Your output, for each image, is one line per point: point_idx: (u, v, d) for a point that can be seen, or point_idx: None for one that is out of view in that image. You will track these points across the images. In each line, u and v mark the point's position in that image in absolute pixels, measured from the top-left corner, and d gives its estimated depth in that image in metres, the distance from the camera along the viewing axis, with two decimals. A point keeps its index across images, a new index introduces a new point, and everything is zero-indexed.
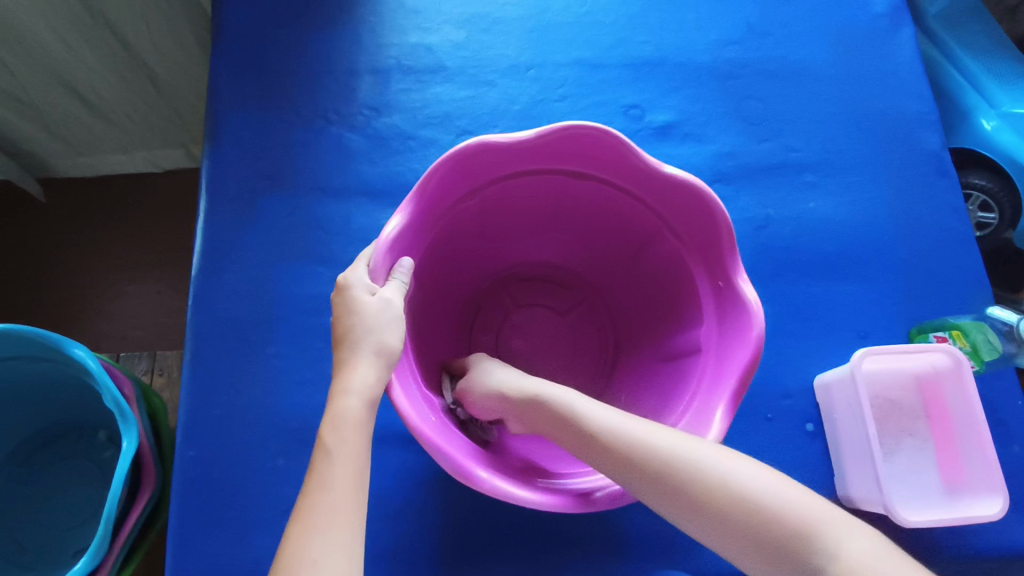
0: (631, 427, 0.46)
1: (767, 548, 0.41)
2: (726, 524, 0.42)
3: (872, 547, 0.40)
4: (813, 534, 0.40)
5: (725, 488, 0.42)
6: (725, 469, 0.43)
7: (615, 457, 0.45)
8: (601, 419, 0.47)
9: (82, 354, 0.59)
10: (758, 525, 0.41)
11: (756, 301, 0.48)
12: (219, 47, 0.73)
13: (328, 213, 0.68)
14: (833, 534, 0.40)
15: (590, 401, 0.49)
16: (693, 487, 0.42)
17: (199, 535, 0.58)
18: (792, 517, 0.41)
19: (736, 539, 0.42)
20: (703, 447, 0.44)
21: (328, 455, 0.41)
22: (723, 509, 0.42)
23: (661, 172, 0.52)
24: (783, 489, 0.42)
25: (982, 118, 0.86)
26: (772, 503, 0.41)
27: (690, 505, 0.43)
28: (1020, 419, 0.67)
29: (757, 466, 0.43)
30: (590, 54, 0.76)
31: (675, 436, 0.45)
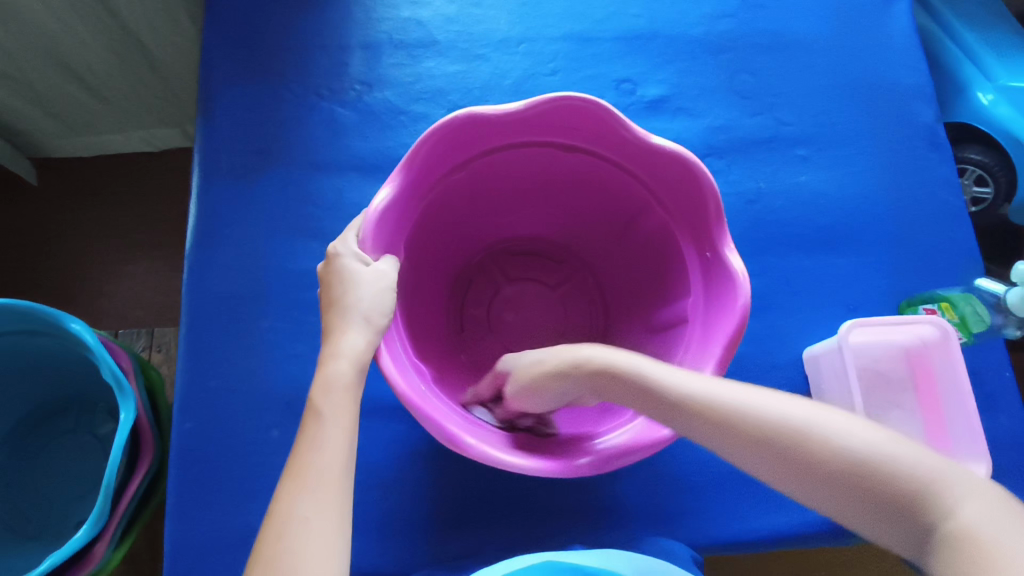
0: (727, 391, 0.40)
1: (873, 507, 0.37)
2: (829, 485, 0.37)
3: (991, 503, 0.35)
4: (930, 494, 0.36)
5: (831, 450, 0.37)
6: (833, 429, 0.38)
7: (707, 422, 0.40)
8: (692, 386, 0.41)
9: (78, 328, 0.60)
10: (869, 486, 0.37)
11: (742, 271, 0.49)
12: (210, 22, 0.73)
13: (320, 188, 0.68)
14: (949, 490, 0.36)
15: (670, 367, 0.43)
16: (794, 450, 0.38)
17: (196, 504, 0.59)
18: (908, 475, 0.36)
19: (837, 500, 0.37)
20: (807, 406, 0.39)
21: (319, 416, 0.42)
22: (821, 468, 0.37)
23: (649, 143, 0.52)
24: (899, 446, 0.37)
25: (979, 92, 0.85)
26: (888, 463, 0.36)
27: (801, 469, 0.38)
28: (1008, 391, 0.67)
29: (858, 421, 0.39)
30: (583, 27, 0.76)
31: (770, 395, 0.40)
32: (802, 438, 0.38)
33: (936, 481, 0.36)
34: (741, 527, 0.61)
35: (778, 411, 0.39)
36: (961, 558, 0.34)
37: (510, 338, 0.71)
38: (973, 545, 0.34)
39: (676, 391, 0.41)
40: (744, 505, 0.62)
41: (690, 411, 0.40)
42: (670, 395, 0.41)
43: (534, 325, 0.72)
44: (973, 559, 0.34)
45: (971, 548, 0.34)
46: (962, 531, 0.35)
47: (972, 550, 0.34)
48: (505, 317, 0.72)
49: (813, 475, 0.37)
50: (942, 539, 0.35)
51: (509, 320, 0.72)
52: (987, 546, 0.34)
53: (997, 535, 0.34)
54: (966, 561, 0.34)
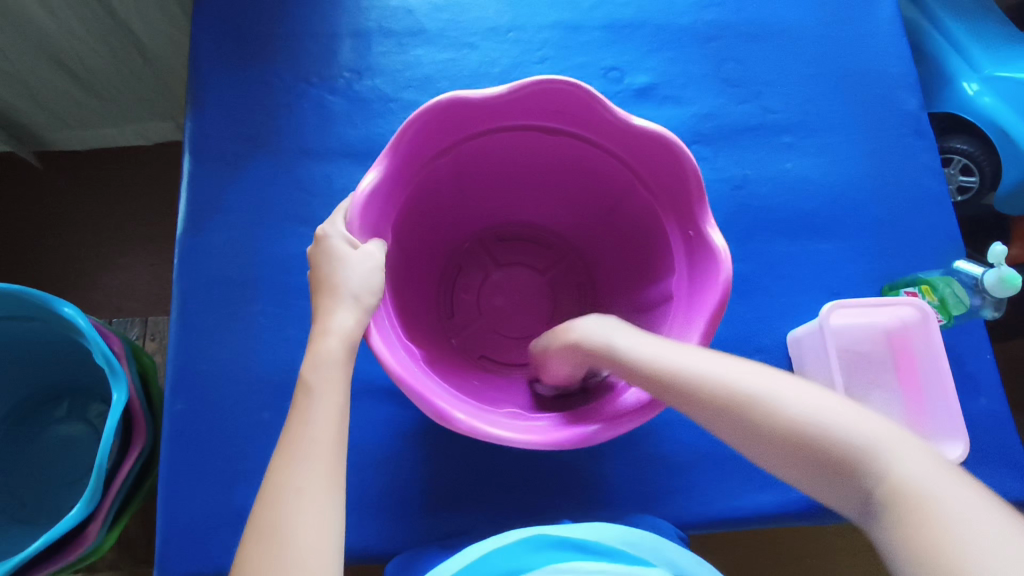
0: (684, 358, 0.44)
1: (816, 467, 0.40)
2: (775, 446, 0.40)
3: (931, 469, 0.37)
4: (867, 459, 0.38)
5: (778, 414, 0.40)
6: (779, 396, 0.41)
7: (664, 385, 0.44)
8: (652, 351, 0.45)
9: (71, 312, 0.60)
10: (809, 448, 0.40)
11: (724, 247, 0.49)
12: (201, 11, 0.73)
13: (310, 174, 0.69)
14: (885, 456, 0.38)
15: (640, 336, 0.47)
16: (742, 413, 0.41)
17: (188, 485, 0.60)
18: (850, 440, 0.39)
19: (785, 460, 0.40)
20: (760, 373, 0.42)
21: (310, 391, 0.43)
22: (765, 427, 0.41)
23: (632, 125, 0.53)
24: (848, 415, 0.40)
25: (964, 82, 0.86)
26: (830, 429, 0.39)
27: (746, 428, 0.41)
28: (988, 373, 0.68)
29: (809, 390, 0.41)
30: (570, 16, 0.76)
31: (724, 362, 0.43)
32: (755, 403, 0.41)
33: (877, 446, 0.38)
34: (725, 506, 0.62)
35: (734, 379, 0.42)
36: (895, 519, 0.37)
37: (499, 322, 0.72)
38: (904, 506, 0.36)
39: (641, 358, 0.45)
40: (728, 484, 0.63)
41: (647, 378, 0.44)
42: (634, 363, 0.45)
43: (522, 309, 0.73)
44: (902, 519, 0.36)
45: (903, 507, 0.36)
46: (892, 493, 0.37)
47: (903, 510, 0.36)
48: (494, 301, 0.74)
49: (761, 438, 0.41)
50: (874, 500, 0.38)
51: (498, 303, 0.74)
52: (915, 507, 0.36)
53: (927, 498, 0.36)
54: (897, 521, 0.36)
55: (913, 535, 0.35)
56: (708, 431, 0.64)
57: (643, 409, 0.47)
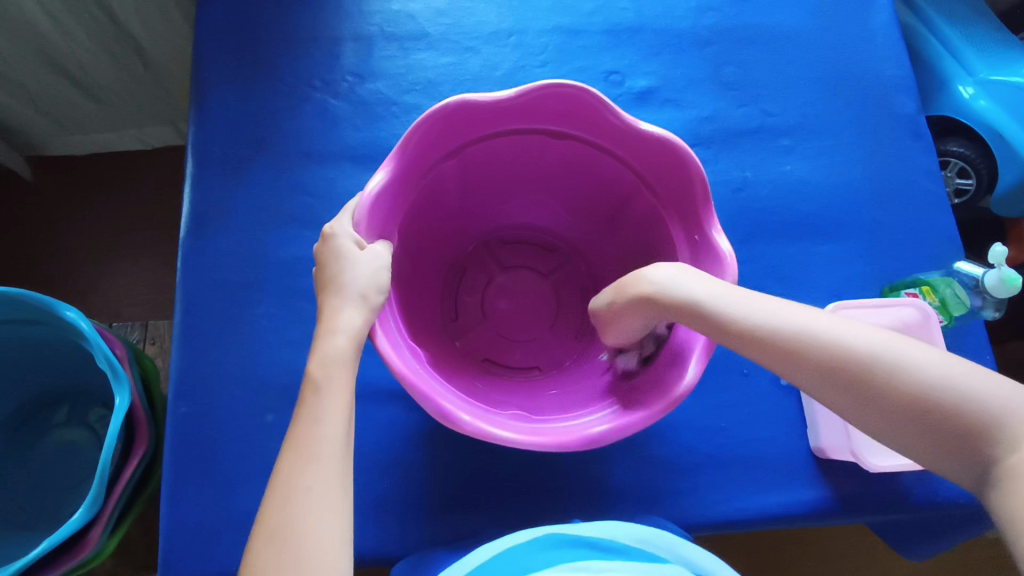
0: (823, 324, 0.43)
1: (938, 435, 0.40)
2: (913, 416, 0.40)
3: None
4: (1002, 426, 0.39)
5: (917, 383, 0.40)
6: (923, 366, 0.41)
7: (806, 356, 0.42)
8: (789, 318, 0.43)
9: (74, 316, 0.60)
10: (944, 417, 0.40)
11: (729, 250, 0.50)
12: (203, 15, 0.74)
13: (313, 177, 0.69)
14: (1019, 423, 0.39)
15: (760, 297, 0.45)
16: (882, 383, 0.41)
17: (192, 488, 0.60)
18: (987, 409, 0.39)
19: (915, 429, 0.41)
20: (895, 339, 0.42)
21: (318, 388, 0.43)
22: (894, 394, 0.40)
23: (638, 129, 0.53)
24: (984, 382, 0.40)
25: (960, 85, 0.87)
26: (968, 398, 0.40)
27: (870, 396, 0.41)
28: (988, 373, 0.69)
29: (943, 356, 0.41)
30: (571, 20, 0.77)
31: (854, 327, 0.43)
32: (894, 373, 0.41)
33: (1012, 413, 0.39)
34: (731, 508, 0.62)
35: (862, 344, 0.42)
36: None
37: (503, 325, 0.72)
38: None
39: (775, 325, 0.43)
40: (732, 485, 0.63)
41: (783, 346, 0.43)
42: (766, 331, 0.43)
43: (526, 312, 0.73)
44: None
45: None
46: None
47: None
48: (498, 304, 0.73)
49: (900, 409, 0.40)
50: (1006, 469, 0.39)
51: (502, 307, 0.73)
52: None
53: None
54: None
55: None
56: (713, 433, 0.64)
57: (649, 413, 0.47)
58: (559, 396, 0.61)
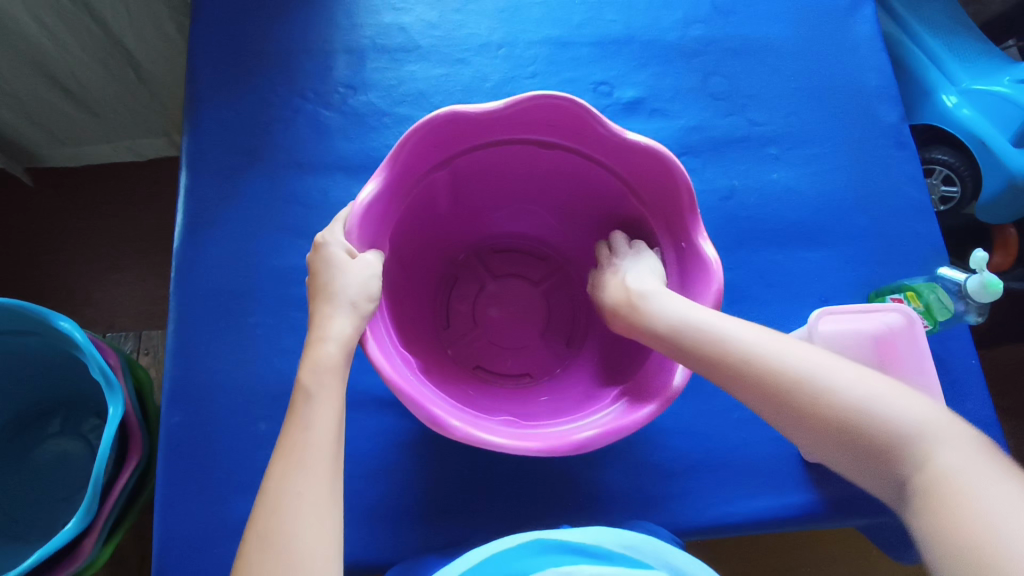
0: (759, 337, 0.47)
1: (855, 450, 0.43)
2: (836, 429, 0.43)
3: (977, 459, 0.40)
4: (914, 444, 0.41)
5: (844, 400, 0.43)
6: (850, 386, 0.43)
7: (736, 364, 0.46)
8: (729, 330, 0.48)
9: (68, 326, 0.61)
10: (864, 433, 0.42)
11: (715, 258, 0.51)
12: (197, 29, 0.75)
13: (306, 188, 0.70)
14: (929, 441, 0.41)
15: (697, 306, 0.49)
16: (808, 395, 0.44)
17: (185, 497, 0.60)
18: (897, 425, 0.42)
19: (840, 443, 0.43)
20: (833, 360, 0.45)
21: (308, 395, 0.44)
22: (807, 407, 0.44)
23: (625, 139, 0.54)
24: (910, 406, 0.42)
25: (943, 95, 0.89)
26: (895, 418, 0.42)
27: (787, 405, 0.44)
28: (973, 376, 0.70)
29: (874, 380, 0.44)
30: (560, 32, 0.78)
31: (778, 342, 0.46)
32: (822, 389, 0.44)
33: (929, 431, 0.41)
34: (721, 512, 0.63)
35: (785, 357, 0.45)
36: (933, 502, 0.39)
37: (495, 333, 0.73)
38: (946, 488, 0.39)
39: (716, 334, 0.47)
40: (723, 490, 0.63)
41: (710, 356, 0.47)
42: (706, 339, 0.47)
43: (518, 320, 0.74)
44: (941, 502, 0.39)
45: (944, 492, 0.39)
46: (934, 477, 0.40)
47: (942, 493, 0.39)
48: (489, 313, 0.74)
49: (827, 422, 0.43)
50: (913, 483, 0.40)
51: (494, 315, 0.74)
52: (952, 491, 0.39)
53: (963, 481, 0.39)
54: (935, 505, 0.39)
55: (950, 520, 0.38)
56: (703, 438, 0.65)
57: (638, 417, 0.48)
58: (550, 403, 0.61)
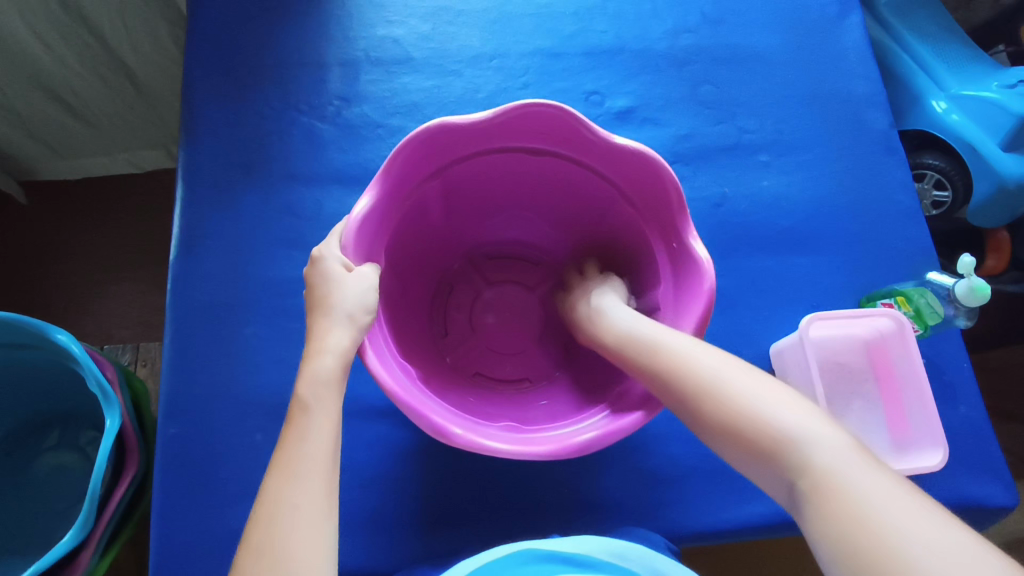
0: (678, 341, 0.49)
1: (751, 453, 0.43)
2: (734, 432, 0.44)
3: (864, 467, 0.39)
4: (796, 448, 0.41)
5: (741, 404, 0.44)
6: (751, 391, 0.44)
7: (656, 366, 0.49)
8: (656, 336, 0.51)
9: (64, 340, 0.61)
10: (756, 435, 0.43)
11: (706, 257, 0.51)
12: (192, 44, 0.76)
13: (301, 200, 0.71)
14: (813, 446, 0.40)
15: (650, 322, 0.53)
16: (713, 398, 0.45)
17: (182, 508, 0.61)
18: (782, 429, 0.42)
19: (738, 447, 0.44)
20: (739, 368, 0.46)
21: (306, 408, 0.44)
22: (707, 405, 0.45)
23: (613, 144, 0.55)
24: (802, 413, 0.42)
25: (933, 101, 0.90)
26: (784, 423, 0.42)
27: (692, 402, 0.46)
28: (965, 380, 0.70)
29: (777, 389, 0.44)
30: (551, 43, 0.79)
31: (693, 344, 0.49)
32: (724, 393, 0.45)
33: (812, 437, 0.41)
34: (716, 517, 0.63)
35: (694, 355, 0.48)
36: (818, 504, 0.39)
37: (492, 340, 0.73)
38: (827, 491, 0.39)
39: (647, 340, 0.51)
40: (717, 496, 0.64)
41: (637, 355, 0.51)
42: (641, 344, 0.51)
43: (514, 325, 0.74)
44: (822, 505, 0.38)
45: (827, 494, 0.38)
46: (815, 479, 0.39)
47: (825, 495, 0.39)
48: (486, 319, 0.74)
49: (726, 425, 0.44)
50: (799, 487, 0.40)
51: (490, 322, 0.74)
52: (833, 494, 0.38)
53: (845, 484, 0.38)
54: (820, 509, 0.39)
55: (834, 520, 0.38)
56: (697, 444, 0.65)
57: (638, 416, 0.49)
58: (549, 406, 0.61)
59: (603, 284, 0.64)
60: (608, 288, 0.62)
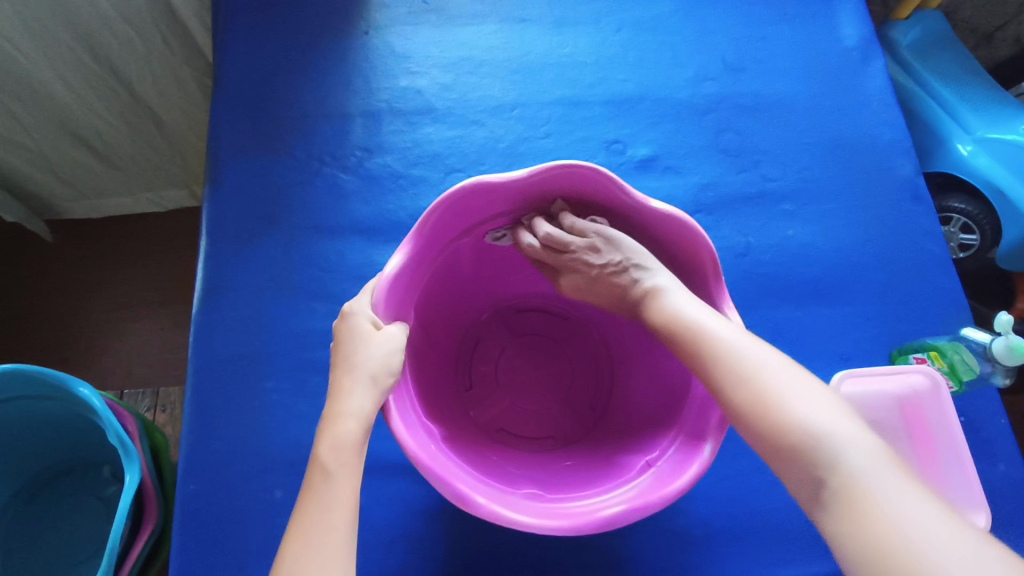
0: (725, 329, 0.48)
1: (781, 442, 0.43)
2: (771, 422, 0.44)
3: (895, 474, 0.40)
4: (829, 447, 0.41)
5: (780, 400, 0.44)
6: (793, 389, 0.44)
7: (698, 349, 0.49)
8: (704, 319, 0.50)
9: (86, 393, 0.61)
10: (792, 427, 0.43)
11: (740, 327, 0.51)
12: (219, 96, 0.77)
13: (324, 252, 0.71)
14: (845, 445, 0.41)
15: (706, 308, 0.51)
16: (753, 388, 0.45)
17: (198, 568, 0.60)
18: (818, 426, 0.42)
19: (771, 438, 0.44)
20: (780, 362, 0.46)
21: (326, 474, 0.43)
22: (741, 389, 0.46)
23: (648, 207, 0.54)
24: (840, 416, 0.43)
25: (958, 144, 0.88)
26: (821, 423, 0.42)
27: (730, 381, 0.46)
28: (1003, 438, 0.68)
29: (814, 387, 0.45)
30: (572, 92, 0.80)
31: (736, 330, 0.49)
32: (765, 387, 0.45)
33: (847, 439, 0.41)
34: None
35: (736, 343, 0.47)
36: (845, 503, 0.40)
37: (519, 393, 0.72)
38: (856, 492, 0.39)
39: (696, 326, 0.50)
40: (746, 558, 0.62)
41: (683, 332, 0.50)
42: (687, 328, 0.50)
43: (542, 379, 0.73)
44: (853, 504, 0.39)
45: (858, 496, 0.39)
46: (846, 479, 0.40)
47: (854, 495, 0.39)
48: (514, 371, 0.73)
49: (764, 416, 0.44)
50: (829, 486, 0.41)
51: (518, 374, 0.73)
52: (865, 495, 0.39)
53: (876, 487, 0.39)
54: (848, 509, 0.39)
55: (864, 523, 0.38)
56: (726, 504, 0.63)
57: (667, 492, 0.47)
58: (575, 467, 0.60)
59: (615, 246, 0.57)
60: (632, 252, 0.56)
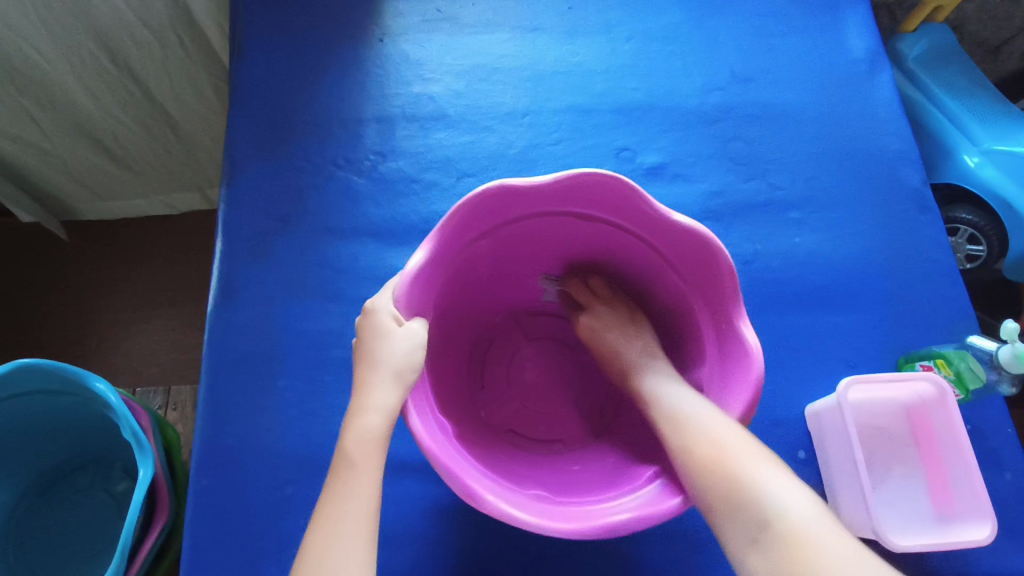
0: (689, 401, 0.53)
1: (732, 501, 0.47)
2: (722, 484, 0.48)
3: (828, 528, 0.45)
4: (774, 506, 0.46)
5: (733, 464, 0.49)
6: (742, 452, 0.49)
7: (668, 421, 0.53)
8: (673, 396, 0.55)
9: (102, 388, 0.62)
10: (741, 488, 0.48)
11: (754, 340, 0.51)
12: (235, 99, 0.78)
13: (337, 253, 0.72)
14: (787, 503, 0.46)
15: (684, 390, 0.56)
16: (710, 451, 0.49)
17: (209, 563, 0.60)
18: (767, 487, 0.47)
19: (721, 500, 0.48)
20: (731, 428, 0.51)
21: (350, 465, 0.44)
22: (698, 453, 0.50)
23: (669, 219, 0.55)
24: (782, 481, 0.48)
25: (965, 155, 0.89)
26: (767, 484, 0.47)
27: (692, 444, 0.50)
28: (1010, 447, 0.68)
29: (761, 452, 0.50)
30: (582, 100, 0.81)
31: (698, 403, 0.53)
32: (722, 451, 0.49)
33: (789, 497, 0.47)
34: None
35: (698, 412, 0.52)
36: (782, 555, 0.44)
37: (530, 397, 0.72)
38: (796, 546, 0.44)
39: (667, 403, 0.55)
40: None
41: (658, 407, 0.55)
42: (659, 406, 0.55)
43: (552, 386, 0.74)
44: (792, 557, 0.44)
45: (798, 548, 0.44)
46: (787, 534, 0.45)
47: (794, 549, 0.44)
48: (525, 376, 0.74)
49: (719, 479, 0.48)
50: (772, 541, 0.45)
51: (529, 378, 0.74)
52: (804, 548, 0.44)
53: (814, 537, 0.44)
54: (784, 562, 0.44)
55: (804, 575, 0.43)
56: None
57: (666, 507, 0.48)
58: (583, 473, 0.60)
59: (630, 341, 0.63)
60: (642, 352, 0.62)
